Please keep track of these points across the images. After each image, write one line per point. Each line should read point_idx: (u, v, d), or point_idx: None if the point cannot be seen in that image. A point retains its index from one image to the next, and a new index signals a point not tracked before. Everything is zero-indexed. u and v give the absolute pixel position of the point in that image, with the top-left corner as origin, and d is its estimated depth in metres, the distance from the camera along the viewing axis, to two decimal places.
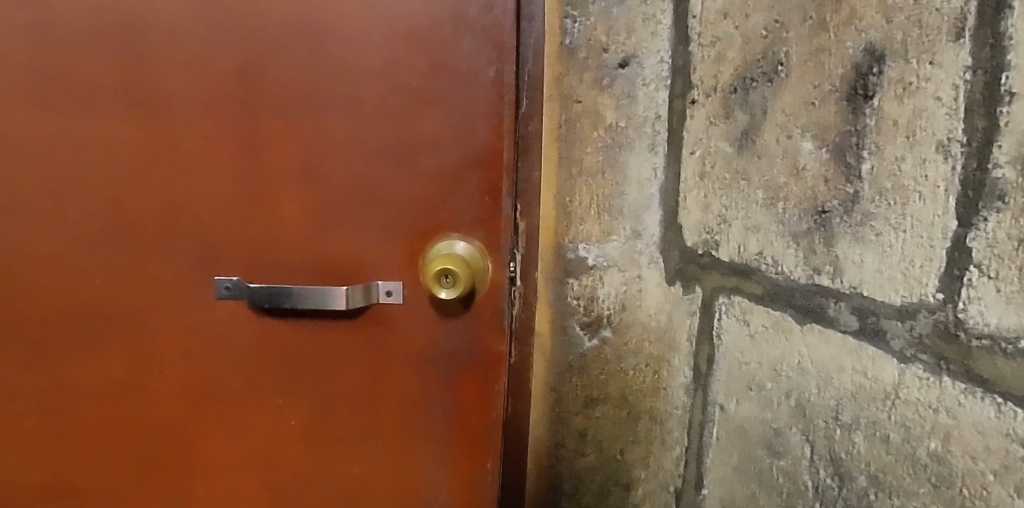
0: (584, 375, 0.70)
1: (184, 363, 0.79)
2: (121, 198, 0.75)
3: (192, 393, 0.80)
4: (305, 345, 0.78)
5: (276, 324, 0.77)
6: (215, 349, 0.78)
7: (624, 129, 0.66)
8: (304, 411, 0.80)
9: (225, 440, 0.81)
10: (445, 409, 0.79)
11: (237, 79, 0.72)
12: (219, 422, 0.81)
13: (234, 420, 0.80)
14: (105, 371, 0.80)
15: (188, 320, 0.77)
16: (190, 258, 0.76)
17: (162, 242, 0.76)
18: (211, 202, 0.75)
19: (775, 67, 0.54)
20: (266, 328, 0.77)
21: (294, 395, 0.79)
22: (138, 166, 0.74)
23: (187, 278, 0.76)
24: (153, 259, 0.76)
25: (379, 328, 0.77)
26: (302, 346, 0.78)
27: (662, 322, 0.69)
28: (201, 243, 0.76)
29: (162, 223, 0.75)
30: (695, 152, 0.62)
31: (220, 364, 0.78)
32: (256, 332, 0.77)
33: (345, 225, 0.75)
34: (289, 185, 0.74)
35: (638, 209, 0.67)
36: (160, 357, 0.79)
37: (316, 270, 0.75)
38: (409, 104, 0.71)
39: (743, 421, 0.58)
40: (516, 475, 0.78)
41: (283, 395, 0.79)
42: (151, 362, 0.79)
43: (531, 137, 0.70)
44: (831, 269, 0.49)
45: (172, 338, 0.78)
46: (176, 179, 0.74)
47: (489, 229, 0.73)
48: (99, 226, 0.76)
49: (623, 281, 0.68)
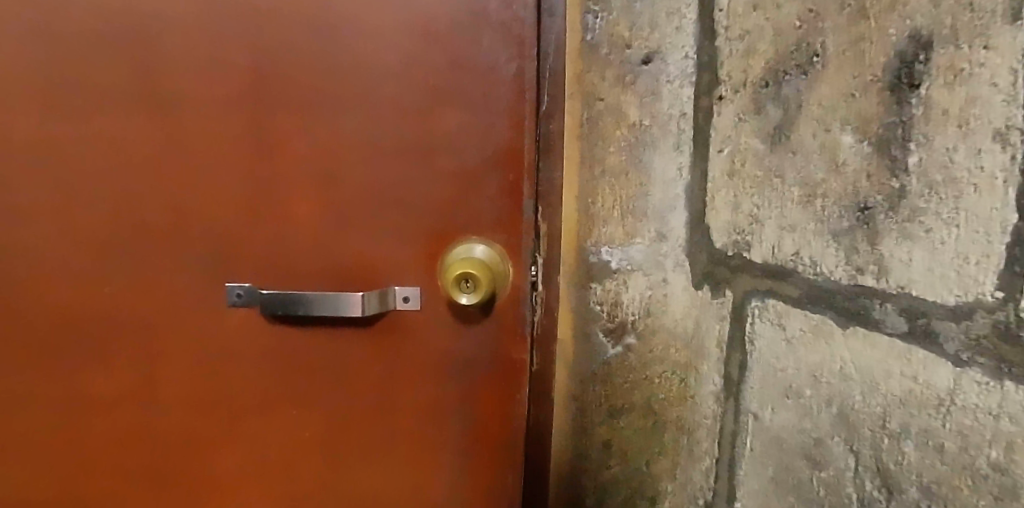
0: (608, 383, 0.68)
1: (194, 374, 0.76)
2: (130, 204, 0.73)
3: (203, 405, 0.77)
4: (318, 355, 0.75)
5: (288, 332, 0.75)
6: (224, 358, 0.76)
7: (648, 127, 0.64)
8: (317, 423, 0.77)
9: (236, 453, 0.79)
10: (464, 419, 0.76)
11: (248, 82, 0.70)
12: (228, 434, 0.78)
13: (244, 431, 0.78)
14: (114, 382, 0.77)
15: (199, 329, 0.75)
16: (201, 264, 0.74)
17: (172, 249, 0.74)
18: (222, 207, 0.73)
19: (811, 59, 0.52)
20: (278, 337, 0.75)
21: (306, 406, 0.77)
22: (148, 171, 0.73)
23: (197, 286, 0.74)
24: (162, 266, 0.74)
25: (395, 336, 0.75)
26: (316, 355, 0.75)
27: (688, 328, 0.65)
28: (211, 249, 0.74)
29: (172, 229, 0.73)
30: (723, 150, 0.60)
31: (231, 375, 0.76)
32: (268, 341, 0.75)
33: (359, 230, 0.72)
34: (302, 189, 0.72)
35: (663, 210, 0.65)
36: (168, 367, 0.77)
37: (330, 277, 0.73)
38: (426, 104, 0.70)
39: (780, 431, 0.56)
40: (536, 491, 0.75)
41: (295, 406, 0.77)
42: (161, 373, 0.77)
43: (553, 136, 0.68)
44: (876, 268, 0.47)
45: (182, 348, 0.76)
46: (186, 184, 0.72)
47: (511, 231, 0.72)
48: (107, 233, 0.74)
49: (648, 285, 0.66)
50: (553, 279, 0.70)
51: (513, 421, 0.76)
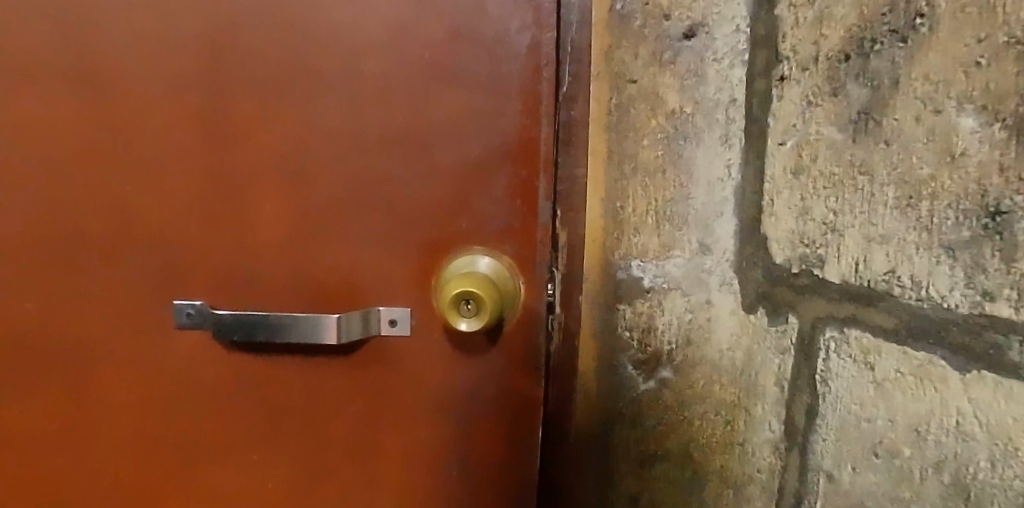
0: (639, 425, 0.57)
1: (156, 419, 0.66)
2: (68, 207, 0.62)
3: (153, 443, 0.66)
4: (292, 388, 0.64)
5: (254, 359, 0.64)
6: (180, 389, 0.65)
7: (690, 116, 0.53)
8: (289, 468, 0.66)
9: (193, 498, 0.68)
10: (463, 464, 0.65)
11: (206, 62, 0.59)
12: (184, 478, 0.67)
13: (203, 475, 0.67)
14: (66, 427, 0.67)
15: (162, 365, 0.64)
16: (151, 278, 0.63)
17: (119, 259, 0.63)
18: (178, 211, 0.62)
19: (914, 21, 0.40)
20: (253, 372, 0.64)
21: (276, 449, 0.66)
22: (90, 168, 0.62)
23: (148, 301, 0.63)
24: (105, 277, 0.63)
25: (380, 366, 0.63)
26: (288, 389, 0.64)
27: (737, 361, 0.53)
28: (162, 257, 0.62)
29: (119, 235, 0.62)
30: (786, 143, 0.48)
31: (203, 420, 0.65)
32: (230, 371, 0.64)
33: (340, 239, 0.61)
34: (270, 187, 0.61)
35: (707, 217, 0.54)
36: (113, 396, 0.65)
37: (304, 293, 0.62)
38: (420, 85, 0.58)
39: (864, 498, 0.44)
40: None
41: (263, 448, 0.66)
42: (119, 418, 0.66)
43: (575, 124, 0.57)
44: (1014, 293, 0.36)
45: (141, 387, 0.65)
46: (136, 183, 0.61)
47: (523, 240, 0.61)
48: (40, 241, 0.63)
49: (687, 308, 0.55)
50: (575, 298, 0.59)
51: (524, 466, 0.65)
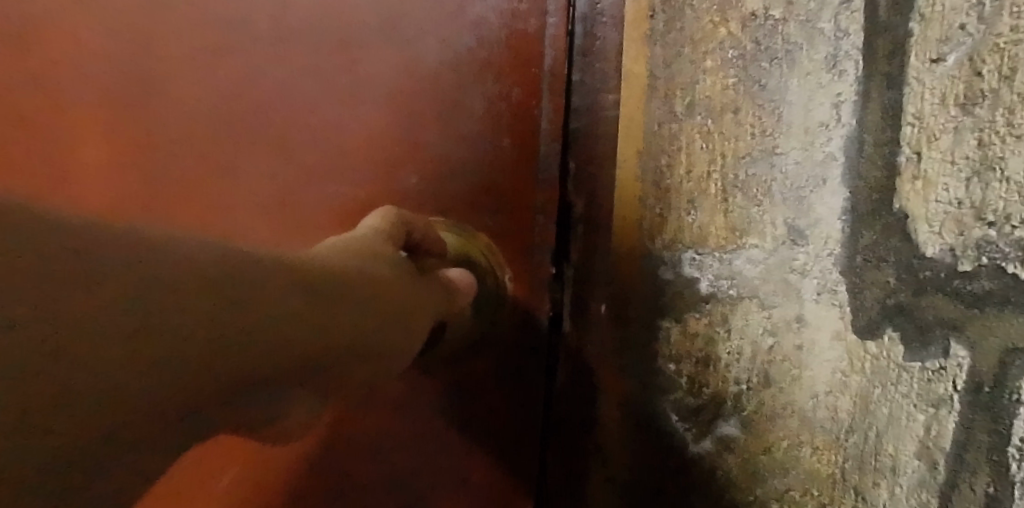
0: (689, 486, 0.47)
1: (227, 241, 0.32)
2: (50, 106, 0.72)
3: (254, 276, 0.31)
4: (244, 136, 0.70)
5: (200, 130, 0.71)
6: (155, 133, 0.71)
7: (779, 25, 0.38)
8: (273, 211, 0.71)
9: (239, 178, 0.71)
10: (443, 471, 0.70)
11: (184, 39, 0.70)
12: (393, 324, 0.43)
13: (307, 195, 0.70)
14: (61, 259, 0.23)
15: (206, 128, 0.71)
16: (124, 113, 0.72)
17: (127, 60, 0.71)
18: (126, 159, 0.72)
19: None
20: (213, 130, 0.71)
21: (228, 164, 0.71)
22: (110, 49, 0.71)
23: (126, 95, 0.71)
24: (106, 103, 0.72)
25: (336, 200, 0.70)
26: (235, 150, 0.71)
27: (841, 415, 0.35)
28: (151, 65, 0.70)
29: (75, 164, 0.73)
30: (944, 60, 0.28)
31: (317, 183, 0.70)
32: (280, 131, 0.70)
33: (294, 100, 0.69)
34: (252, 26, 0.69)
35: (801, 185, 0.36)
36: (298, 200, 0.70)
37: (245, 122, 0.70)
38: (446, 15, 0.67)
39: None
40: (585, 469, 0.63)
41: (215, 160, 0.71)
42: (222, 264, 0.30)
43: (593, 27, 0.65)
44: None
45: (173, 161, 0.71)
46: (97, 119, 0.72)
47: (521, 187, 0.69)
48: (91, 69, 0.71)
49: (767, 324, 0.39)
50: (591, 294, 0.63)
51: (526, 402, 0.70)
